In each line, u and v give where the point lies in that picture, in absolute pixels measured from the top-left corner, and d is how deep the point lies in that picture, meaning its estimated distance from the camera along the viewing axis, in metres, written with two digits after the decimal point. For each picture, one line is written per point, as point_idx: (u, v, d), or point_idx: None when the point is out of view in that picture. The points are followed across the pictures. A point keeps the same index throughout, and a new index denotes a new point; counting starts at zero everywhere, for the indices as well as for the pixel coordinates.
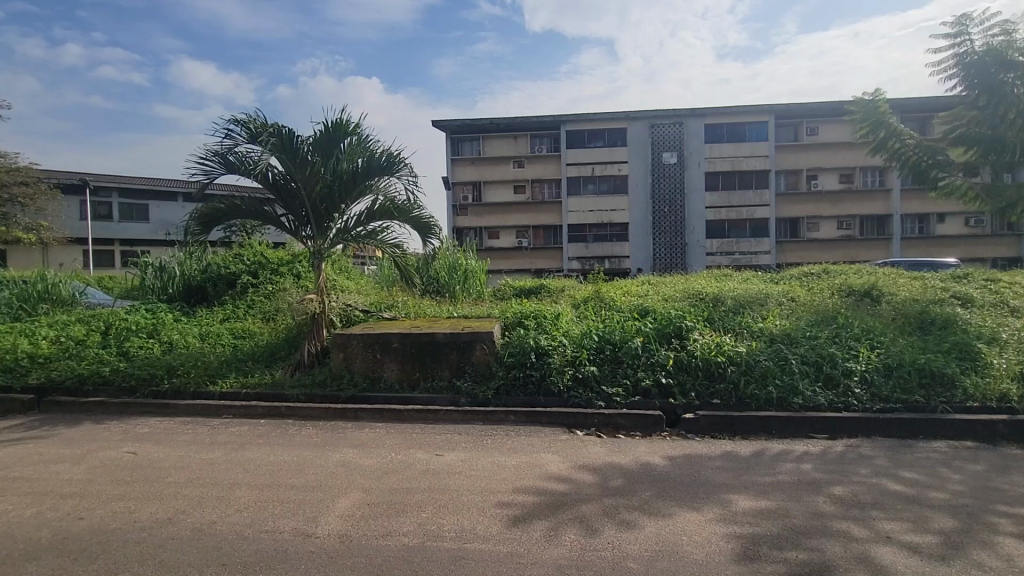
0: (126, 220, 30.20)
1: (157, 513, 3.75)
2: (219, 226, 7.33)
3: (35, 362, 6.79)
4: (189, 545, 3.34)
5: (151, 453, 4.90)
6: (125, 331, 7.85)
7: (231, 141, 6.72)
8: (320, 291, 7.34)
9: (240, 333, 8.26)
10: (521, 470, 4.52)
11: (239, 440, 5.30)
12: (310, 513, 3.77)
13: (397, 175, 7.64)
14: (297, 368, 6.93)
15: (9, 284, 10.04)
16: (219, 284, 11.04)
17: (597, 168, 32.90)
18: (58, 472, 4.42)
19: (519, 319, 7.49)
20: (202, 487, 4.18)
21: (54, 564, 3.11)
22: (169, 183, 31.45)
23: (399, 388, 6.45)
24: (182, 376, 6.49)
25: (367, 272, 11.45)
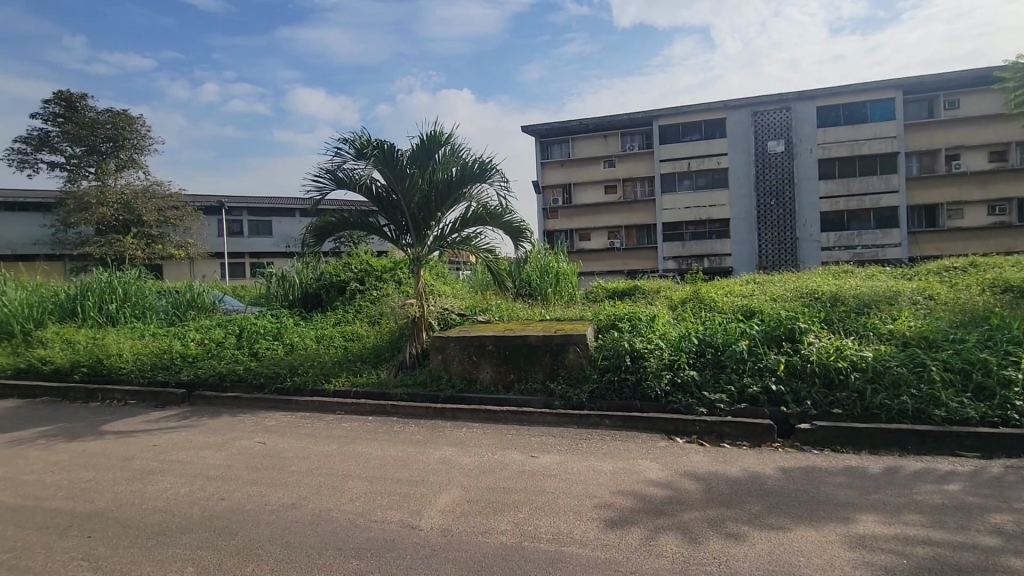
0: (254, 235, 33.99)
1: (284, 498, 4.16)
2: (330, 238, 7.98)
3: (185, 361, 7.84)
4: (310, 528, 3.67)
5: (278, 444, 5.45)
6: (255, 335, 8.83)
7: (340, 159, 7.28)
8: (419, 295, 7.75)
9: (350, 336, 8.95)
10: (618, 475, 4.41)
11: (351, 434, 5.73)
12: (415, 507, 3.97)
13: (489, 181, 7.86)
14: (400, 368, 7.36)
15: (166, 293, 11.71)
16: (331, 290, 12.06)
17: (694, 162, 31.24)
18: (205, 457, 5.07)
19: (613, 322, 7.36)
20: (320, 477, 4.58)
21: (204, 537, 3.57)
22: (289, 200, 34.98)
23: (494, 389, 6.60)
24: (301, 375, 7.16)
25: (463, 276, 11.87)
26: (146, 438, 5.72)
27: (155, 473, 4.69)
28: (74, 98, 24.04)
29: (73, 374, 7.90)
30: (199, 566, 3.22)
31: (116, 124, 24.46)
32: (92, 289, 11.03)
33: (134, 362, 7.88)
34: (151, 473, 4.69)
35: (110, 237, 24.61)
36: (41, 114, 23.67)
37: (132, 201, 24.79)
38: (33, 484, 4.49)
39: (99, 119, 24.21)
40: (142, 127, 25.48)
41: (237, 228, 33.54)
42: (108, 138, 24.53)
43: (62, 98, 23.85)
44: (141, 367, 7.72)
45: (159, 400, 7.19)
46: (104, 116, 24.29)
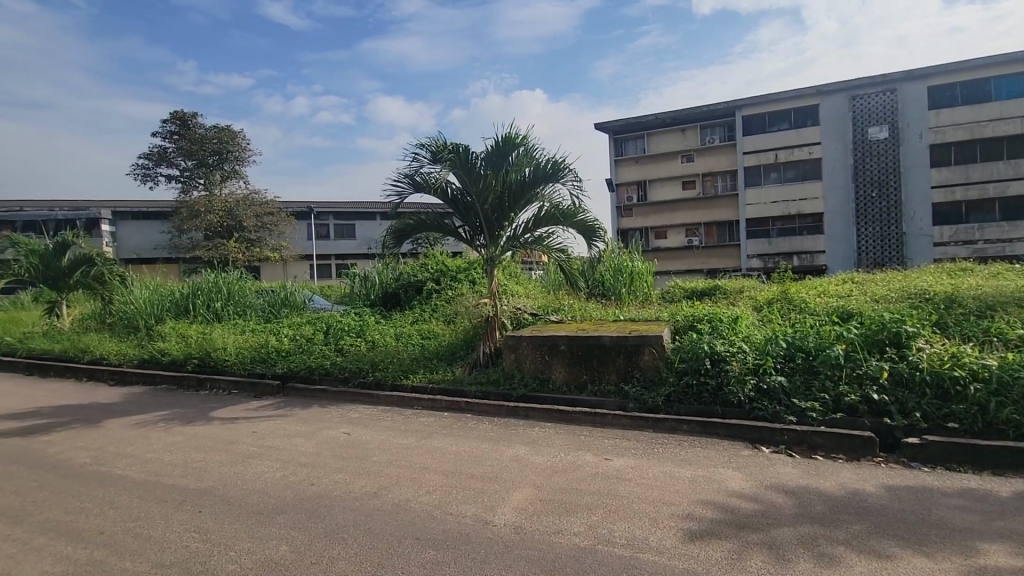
0: (339, 238, 36.16)
1: (367, 486, 4.39)
2: (408, 240, 8.30)
3: (280, 355, 8.50)
4: (391, 517, 3.84)
5: (361, 435, 5.76)
6: (340, 332, 9.39)
7: (418, 164, 7.55)
8: (493, 295, 7.88)
9: (427, 334, 9.27)
10: (697, 483, 4.24)
11: (428, 429, 5.94)
12: (488, 502, 4.04)
13: (562, 181, 7.84)
14: (474, 366, 7.52)
15: (263, 292, 12.77)
16: (409, 290, 12.57)
17: (782, 152, 29.26)
18: (297, 445, 5.46)
19: (691, 323, 7.07)
20: (400, 468, 4.78)
21: (297, 518, 3.85)
22: (371, 205, 36.88)
23: (567, 390, 6.57)
24: (382, 370, 7.51)
25: (535, 276, 11.93)
26: (248, 425, 6.26)
27: (255, 457, 5.12)
28: (186, 117, 26.76)
29: (186, 365, 8.81)
30: (292, 545, 3.48)
31: (221, 139, 26.98)
32: (201, 289, 12.23)
33: (236, 355, 8.65)
34: (251, 457, 5.13)
35: (217, 241, 27.19)
36: (160, 133, 26.56)
37: (234, 208, 27.21)
38: (155, 462, 5.05)
39: (207, 135, 26.80)
40: (243, 140, 27.93)
41: (324, 231, 35.84)
42: (214, 152, 27.09)
43: (177, 118, 26.62)
44: (242, 360, 8.46)
45: (258, 390, 7.83)
46: (211, 131, 26.87)
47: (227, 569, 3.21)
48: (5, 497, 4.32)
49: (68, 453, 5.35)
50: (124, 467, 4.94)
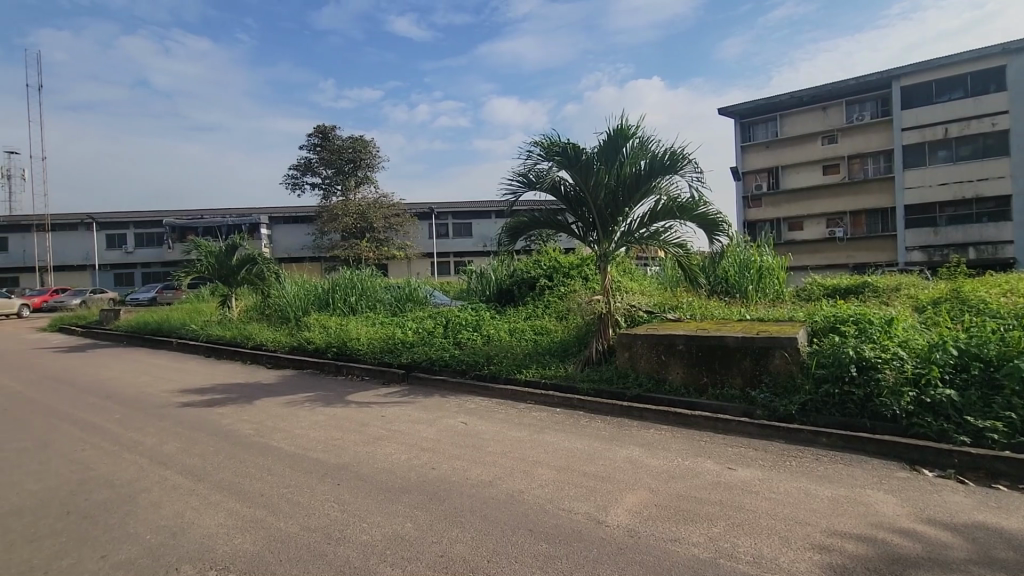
0: (458, 236, 37.97)
1: (482, 475, 4.57)
2: (522, 237, 8.43)
3: (405, 346, 9.17)
4: (504, 506, 3.96)
5: (477, 426, 6.00)
6: (458, 326, 9.89)
7: (531, 162, 7.64)
8: (606, 292, 7.76)
9: (539, 330, 9.40)
10: (838, 505, 3.79)
11: (541, 423, 6.02)
12: (601, 501, 3.99)
13: (679, 172, 7.52)
14: (586, 363, 7.46)
15: (391, 288, 13.89)
16: (522, 286, 12.85)
17: (953, 126, 25.06)
18: (420, 431, 5.85)
19: (833, 325, 6.32)
20: (513, 460, 4.91)
21: (419, 499, 4.12)
22: (486, 204, 38.31)
23: (685, 392, 6.25)
24: (497, 364, 7.77)
25: (650, 272, 11.54)
26: (378, 409, 6.84)
27: (383, 440, 5.58)
28: (327, 130, 29.80)
29: (327, 352, 9.86)
30: (416, 523, 3.73)
31: (356, 148, 29.73)
32: (339, 285, 13.61)
33: (368, 344, 9.49)
34: (380, 439, 5.60)
35: (352, 241, 30.00)
36: (305, 146, 29.78)
37: (366, 211, 29.86)
38: (302, 437, 5.73)
39: (344, 145, 29.66)
40: (374, 148, 30.54)
41: (443, 230, 37.90)
42: (350, 160, 29.88)
43: (319, 131, 29.69)
44: (373, 349, 9.26)
45: (386, 378, 8.51)
46: (347, 142, 29.72)
47: (361, 538, 3.54)
48: (191, 458, 5.17)
49: (236, 425, 6.26)
50: (278, 440, 5.67)
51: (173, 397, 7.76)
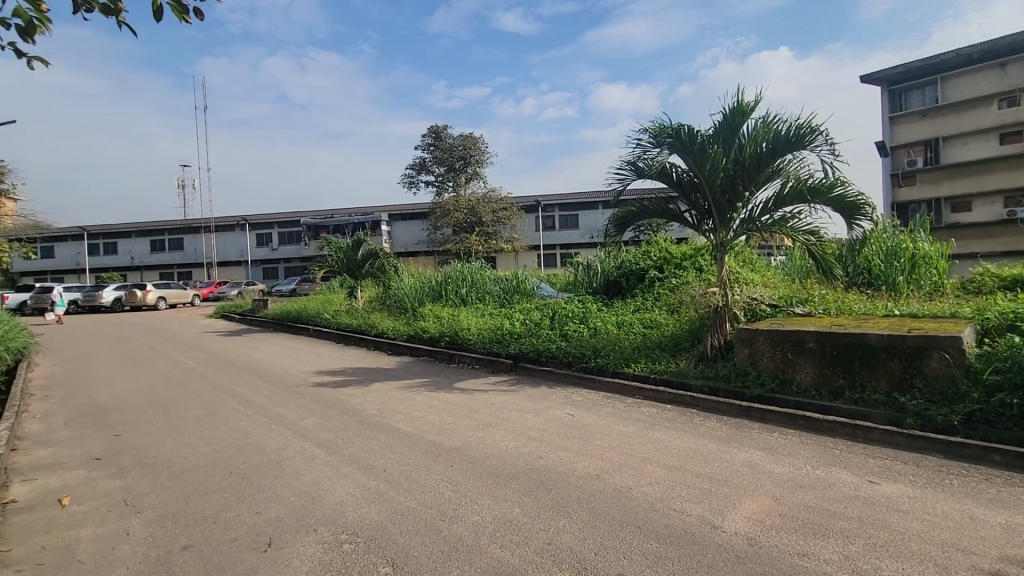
0: (564, 229, 37.88)
1: (590, 467, 4.55)
2: (630, 228, 8.15)
3: (513, 337, 9.38)
4: (612, 501, 3.90)
5: (584, 418, 5.97)
6: (565, 319, 9.91)
7: (640, 149, 7.37)
8: (723, 284, 7.29)
9: (649, 324, 9.12)
10: (1014, 534, 3.21)
11: (650, 419, 5.83)
12: (716, 505, 3.77)
13: (809, 148, 6.82)
14: (700, 359, 7.08)
15: (500, 280, 14.27)
16: (631, 278, 12.52)
17: None
18: (527, 420, 5.97)
19: (1011, 323, 5.33)
20: (622, 455, 4.81)
21: (528, 486, 4.20)
22: (593, 194, 37.77)
23: (815, 394, 5.68)
24: (604, 357, 7.66)
25: (775, 262, 10.63)
26: (487, 396, 7.09)
27: (492, 426, 5.78)
28: (440, 130, 30.70)
29: (440, 341, 10.41)
30: (524, 509, 3.82)
31: (466, 146, 30.77)
32: (451, 277, 14.28)
33: (478, 334, 9.86)
34: (490, 425, 5.80)
35: (463, 236, 31.27)
36: (419, 146, 31.32)
37: (476, 206, 30.96)
38: (419, 420, 6.12)
39: (455, 143, 30.84)
40: (483, 144, 31.42)
41: (550, 223, 38.05)
42: (461, 157, 31.04)
43: (432, 131, 30.79)
44: (482, 339, 9.60)
45: (495, 367, 8.78)
46: (458, 140, 30.85)
47: (472, 519, 3.71)
48: (325, 432, 5.77)
49: (361, 405, 6.87)
50: (398, 421, 6.12)
51: (310, 378, 8.71)
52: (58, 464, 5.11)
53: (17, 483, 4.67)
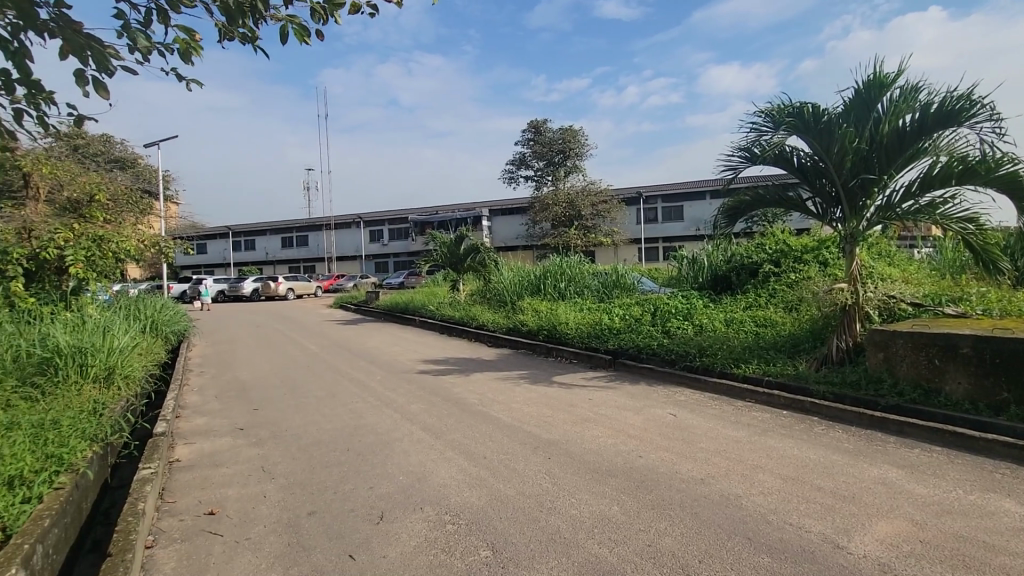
0: (667, 221, 36.32)
1: (694, 471, 4.34)
2: (742, 219, 7.59)
3: (612, 333, 9.20)
4: (718, 508, 3.69)
5: (688, 419, 5.70)
6: (668, 315, 9.54)
7: (755, 133, 6.82)
8: (852, 279, 6.56)
9: (762, 323, 8.48)
10: None
11: (762, 425, 5.42)
12: (840, 523, 3.41)
13: (966, 122, 5.89)
14: (823, 363, 6.44)
15: (600, 274, 14.07)
16: (741, 273, 11.71)
17: None
18: (626, 417, 5.83)
19: None
20: (730, 460, 4.53)
21: (627, 485, 4.11)
22: (700, 184, 35.78)
23: (969, 408, 4.92)
24: (710, 356, 7.25)
25: (918, 255, 9.36)
26: (585, 391, 7.05)
27: (590, 422, 5.73)
28: (540, 125, 30.72)
29: (538, 334, 10.50)
30: (623, 508, 3.74)
31: (565, 139, 30.60)
32: (550, 271, 14.33)
33: (576, 329, 9.81)
34: (588, 421, 5.75)
35: (562, 230, 31.27)
36: (518, 142, 31.65)
37: (575, 199, 30.74)
38: (518, 411, 6.24)
39: (554, 137, 30.76)
40: (582, 137, 31.03)
41: (652, 215, 36.69)
42: (560, 151, 30.95)
43: (533, 127, 30.76)
44: (580, 333, 9.54)
45: (593, 362, 8.66)
46: (557, 134, 30.74)
47: (570, 512, 3.71)
48: (430, 418, 6.09)
49: (463, 394, 7.15)
50: (497, 411, 6.29)
51: (416, 366, 9.25)
52: (210, 431, 5.93)
53: (180, 446, 5.49)
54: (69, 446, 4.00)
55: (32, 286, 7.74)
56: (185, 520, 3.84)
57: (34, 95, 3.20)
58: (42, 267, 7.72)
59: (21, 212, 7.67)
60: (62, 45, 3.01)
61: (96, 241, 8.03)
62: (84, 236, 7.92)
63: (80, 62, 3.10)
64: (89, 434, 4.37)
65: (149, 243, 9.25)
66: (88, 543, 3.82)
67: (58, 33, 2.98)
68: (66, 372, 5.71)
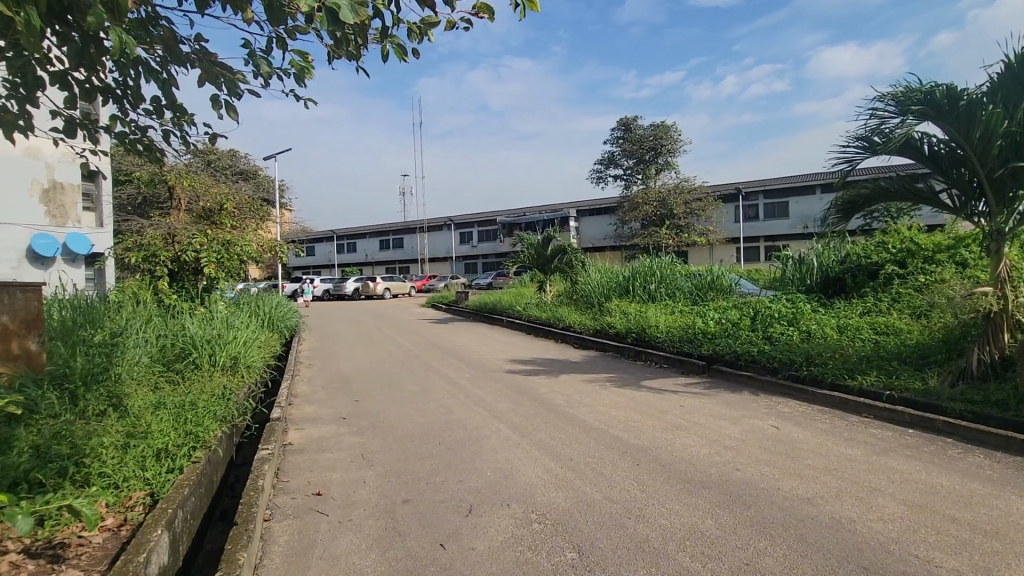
0: (770, 218, 33.85)
1: (799, 489, 4.00)
2: (859, 214, 6.91)
3: (707, 337, 8.76)
4: (828, 531, 3.38)
5: (793, 433, 5.29)
6: (770, 319, 8.91)
7: (876, 120, 6.15)
8: (999, 282, 5.72)
9: (883, 332, 7.67)
10: None
11: (882, 444, 4.88)
12: (979, 561, 2.99)
13: None
14: (959, 377, 5.68)
15: (693, 275, 13.49)
16: (858, 275, 10.64)
17: None
18: (722, 427, 5.52)
19: None
20: (842, 480, 4.13)
21: (722, 498, 3.89)
22: (809, 178, 32.95)
23: None
24: (820, 366, 6.66)
25: None
26: (677, 398, 6.77)
27: (683, 429, 5.49)
28: (630, 121, 30.06)
29: (627, 337, 10.25)
30: (718, 521, 3.55)
31: (657, 135, 29.56)
32: (639, 272, 13.92)
33: (667, 332, 9.45)
34: (680, 428, 5.51)
35: (652, 230, 30.32)
36: (608, 140, 31.05)
37: (667, 198, 29.63)
38: (606, 414, 6.14)
39: (645, 134, 29.80)
40: (675, 132, 29.79)
41: (752, 213, 34.42)
42: (651, 148, 29.93)
43: (622, 124, 30.24)
44: (671, 337, 9.17)
45: (685, 367, 8.26)
46: (649, 130, 29.76)
47: (660, 521, 3.58)
48: (518, 417, 6.17)
49: (550, 394, 7.18)
50: (584, 413, 6.23)
51: (504, 365, 9.43)
52: (318, 419, 6.47)
53: (292, 430, 6.05)
54: (203, 425, 4.55)
55: (175, 285, 8.92)
56: (296, 499, 4.22)
57: (178, 117, 3.69)
58: (182, 268, 8.88)
59: (167, 221, 8.86)
60: (201, 75, 3.44)
61: (225, 244, 9.16)
62: (216, 240, 9.06)
63: (215, 88, 3.53)
64: (219, 416, 4.96)
65: (268, 247, 10.28)
66: (217, 512, 4.33)
67: (197, 63, 3.39)
68: (202, 360, 6.52)
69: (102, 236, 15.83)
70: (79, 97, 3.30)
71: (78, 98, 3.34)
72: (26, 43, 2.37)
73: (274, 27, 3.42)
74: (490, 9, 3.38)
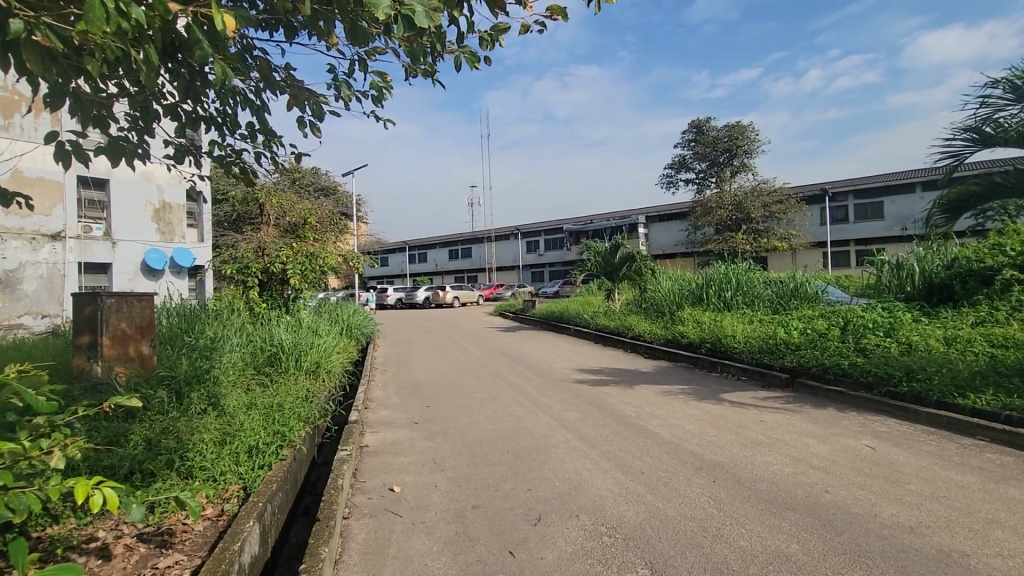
0: (862, 220, 31.29)
1: (900, 516, 3.63)
2: (968, 213, 6.23)
3: (789, 348, 8.22)
4: (935, 565, 3.04)
5: (891, 454, 4.83)
6: (863, 329, 8.23)
7: (987, 109, 5.55)
8: None
9: (1001, 345, 6.86)
10: None
11: (1001, 471, 4.34)
12: None
13: None
14: None
15: (773, 283, 12.77)
16: (969, 281, 9.57)
17: None
18: (809, 445, 5.14)
19: None
20: (952, 510, 3.70)
21: (809, 522, 3.62)
22: (908, 175, 30.12)
23: None
24: (922, 382, 6.05)
25: None
26: (756, 412, 6.39)
27: (764, 446, 5.17)
28: (702, 123, 29.03)
29: (701, 347, 9.83)
30: (805, 546, 3.30)
31: (731, 136, 28.31)
32: (713, 279, 13.31)
33: (744, 343, 8.97)
34: (761, 445, 5.19)
35: (727, 235, 28.97)
36: (679, 144, 30.11)
37: (743, 201, 28.22)
38: (679, 428, 5.90)
39: (719, 135, 28.58)
40: (751, 132, 28.45)
41: (841, 214, 31.99)
42: (725, 150, 28.67)
43: (694, 126, 29.26)
44: (749, 348, 8.69)
45: (766, 380, 7.76)
46: (722, 130, 28.56)
47: (738, 542, 3.39)
48: (586, 427, 6.09)
49: (619, 405, 7.01)
50: (655, 426, 6.02)
51: (572, 374, 9.35)
52: (392, 423, 6.73)
53: (368, 433, 6.32)
54: (289, 425, 4.88)
55: (265, 294, 9.67)
56: (372, 499, 4.40)
57: (269, 140, 4.02)
58: (271, 279, 9.62)
59: (258, 235, 9.64)
60: (290, 100, 3.72)
61: (309, 257, 9.82)
62: (301, 253, 9.74)
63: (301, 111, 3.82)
64: (302, 416, 5.28)
65: (346, 258, 10.90)
66: (301, 507, 4.61)
67: (287, 89, 3.68)
68: (288, 364, 7.00)
69: (203, 250, 17.44)
70: (186, 126, 3.69)
71: (186, 127, 3.74)
72: (146, 79, 2.68)
73: (355, 51, 3.66)
74: (562, 10, 3.41)
